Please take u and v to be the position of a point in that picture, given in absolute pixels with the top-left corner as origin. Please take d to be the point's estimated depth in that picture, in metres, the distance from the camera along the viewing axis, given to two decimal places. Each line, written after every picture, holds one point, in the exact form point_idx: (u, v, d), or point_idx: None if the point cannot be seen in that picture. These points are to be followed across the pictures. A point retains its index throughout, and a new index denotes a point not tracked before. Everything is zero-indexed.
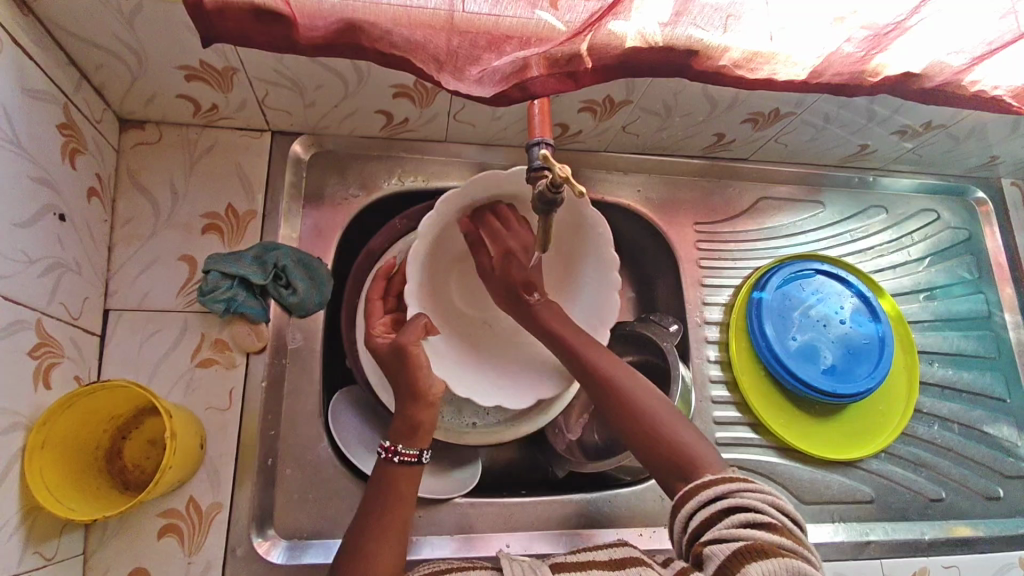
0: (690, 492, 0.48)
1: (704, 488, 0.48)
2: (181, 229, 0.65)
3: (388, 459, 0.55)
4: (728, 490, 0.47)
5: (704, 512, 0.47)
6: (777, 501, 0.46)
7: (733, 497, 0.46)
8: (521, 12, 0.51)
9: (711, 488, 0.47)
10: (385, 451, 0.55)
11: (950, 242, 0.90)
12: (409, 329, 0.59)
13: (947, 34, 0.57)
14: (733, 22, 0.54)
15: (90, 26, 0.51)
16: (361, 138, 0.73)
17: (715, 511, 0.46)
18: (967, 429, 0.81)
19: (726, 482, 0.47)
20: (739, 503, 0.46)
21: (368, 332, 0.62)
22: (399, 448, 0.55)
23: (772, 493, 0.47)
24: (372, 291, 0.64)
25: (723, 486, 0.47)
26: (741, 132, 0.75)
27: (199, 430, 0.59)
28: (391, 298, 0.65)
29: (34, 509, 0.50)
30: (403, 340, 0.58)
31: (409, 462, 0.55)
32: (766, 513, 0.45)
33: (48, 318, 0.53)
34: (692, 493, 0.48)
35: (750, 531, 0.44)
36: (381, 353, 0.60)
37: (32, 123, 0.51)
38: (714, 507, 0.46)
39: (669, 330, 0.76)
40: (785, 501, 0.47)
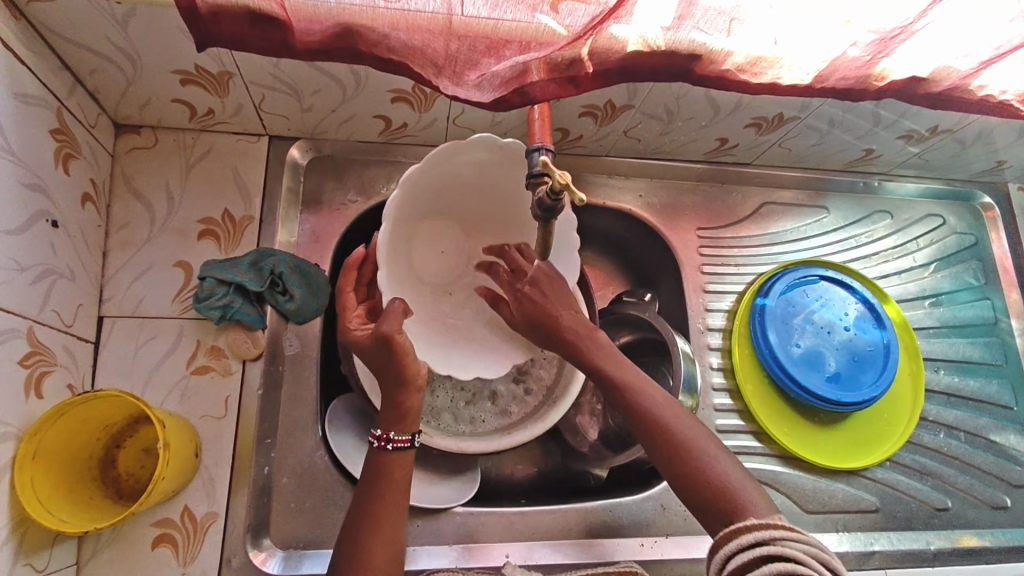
0: (729, 535, 0.44)
1: (743, 535, 0.43)
2: (177, 235, 0.64)
3: (381, 448, 0.54)
4: (770, 537, 0.42)
5: (742, 557, 0.42)
6: (822, 554, 0.41)
7: (774, 548, 0.41)
8: (521, 16, 0.50)
9: (753, 533, 0.43)
10: (378, 439, 0.54)
11: (956, 248, 0.88)
12: (387, 317, 0.55)
13: (955, 38, 0.56)
14: (737, 25, 0.53)
15: (84, 31, 0.51)
16: (360, 142, 0.72)
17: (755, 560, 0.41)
18: (972, 437, 0.80)
19: (769, 528, 0.42)
20: (779, 555, 0.41)
21: (344, 326, 0.58)
22: (391, 435, 0.55)
23: (818, 545, 0.42)
24: (347, 280, 0.59)
25: (764, 532, 0.42)
26: (745, 136, 0.74)
27: (193, 438, 0.58)
28: (364, 287, 0.61)
29: (25, 520, 0.49)
30: (384, 329, 0.54)
31: (402, 448, 0.55)
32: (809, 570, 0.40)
33: (40, 326, 0.52)
34: (730, 536, 0.44)
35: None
36: (362, 346, 0.56)
37: (24, 129, 0.50)
38: (752, 553, 0.42)
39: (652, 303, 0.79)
40: (832, 554, 0.42)
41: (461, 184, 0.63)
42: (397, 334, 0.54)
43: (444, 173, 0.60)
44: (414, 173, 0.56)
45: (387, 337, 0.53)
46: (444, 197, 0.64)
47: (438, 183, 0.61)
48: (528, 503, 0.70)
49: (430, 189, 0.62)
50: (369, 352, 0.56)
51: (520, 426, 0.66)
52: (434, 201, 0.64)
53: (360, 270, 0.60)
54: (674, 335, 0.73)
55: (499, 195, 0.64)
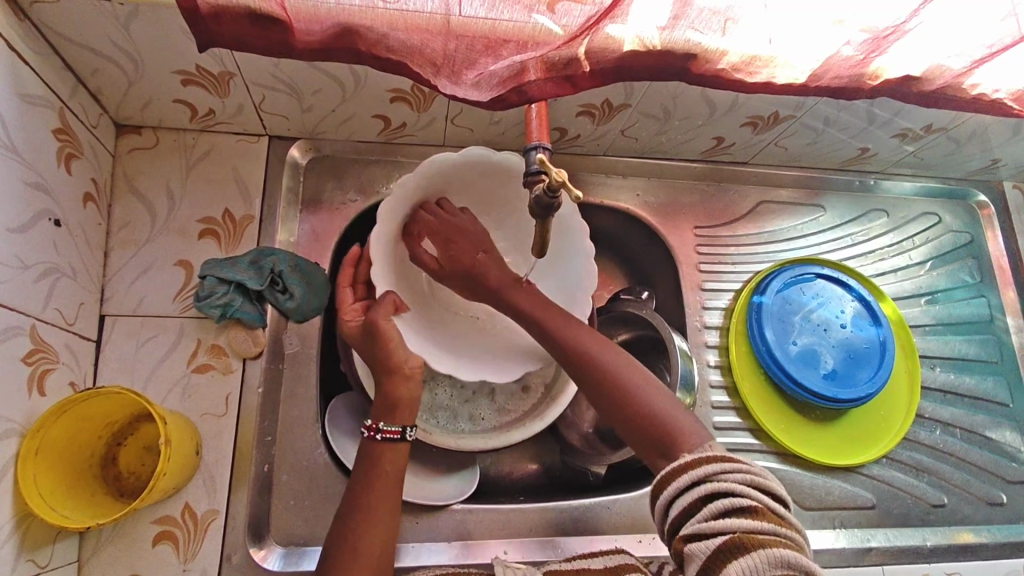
0: (669, 475, 0.46)
1: (681, 472, 0.45)
2: (178, 234, 0.65)
3: (370, 438, 0.55)
4: (706, 474, 0.44)
5: (684, 498, 0.44)
6: (755, 479, 0.44)
7: (712, 483, 0.44)
8: (517, 16, 0.51)
9: (690, 472, 0.44)
10: (368, 430, 0.55)
11: (952, 245, 0.89)
12: (376, 306, 0.58)
13: (947, 37, 0.57)
14: (731, 25, 0.54)
15: (86, 32, 0.51)
16: (360, 142, 0.73)
17: (696, 498, 0.43)
18: (968, 434, 0.81)
19: (705, 463, 0.44)
20: (717, 490, 0.43)
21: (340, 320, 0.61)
22: (380, 426, 0.55)
23: (751, 470, 0.44)
24: (342, 275, 0.62)
25: (702, 469, 0.44)
26: (741, 135, 0.75)
27: (194, 436, 0.58)
28: (361, 285, 0.63)
29: (28, 515, 0.49)
30: (373, 317, 0.58)
31: (392, 439, 0.55)
32: (746, 496, 0.42)
33: (43, 324, 0.53)
34: (670, 478, 0.45)
35: (726, 521, 0.41)
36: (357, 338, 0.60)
37: (27, 128, 0.51)
38: (692, 495, 0.44)
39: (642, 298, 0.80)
40: (763, 476, 0.44)
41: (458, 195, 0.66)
42: (384, 321, 0.58)
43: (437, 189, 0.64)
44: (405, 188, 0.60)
45: (373, 323, 0.57)
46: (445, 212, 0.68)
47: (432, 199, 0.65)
48: (527, 500, 0.71)
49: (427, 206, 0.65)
50: (358, 339, 0.60)
51: (518, 424, 0.67)
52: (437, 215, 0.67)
53: (358, 269, 0.62)
54: (672, 332, 0.73)
55: (493, 200, 0.67)
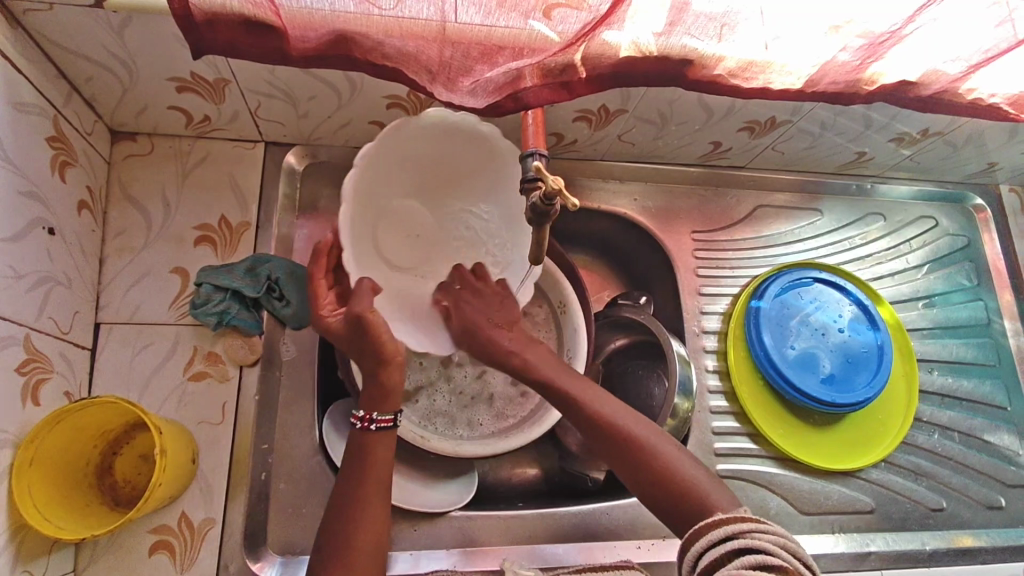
0: (700, 530, 0.47)
1: (715, 527, 0.47)
2: (173, 242, 0.65)
3: (365, 428, 0.56)
4: (740, 530, 0.45)
5: (713, 552, 0.45)
6: (789, 544, 0.44)
7: (744, 538, 0.45)
8: (514, 23, 0.51)
9: (723, 528, 0.46)
10: (362, 420, 0.56)
11: (949, 249, 0.89)
12: (357, 297, 0.55)
13: (943, 43, 0.57)
14: (728, 31, 0.54)
15: (80, 39, 0.51)
16: (357, 148, 0.73)
17: (725, 551, 0.45)
18: (967, 437, 0.81)
19: (739, 521, 0.46)
20: (749, 544, 0.44)
21: (315, 313, 0.58)
22: (374, 415, 0.56)
23: (785, 536, 0.45)
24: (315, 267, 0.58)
25: (736, 525, 0.46)
26: (738, 140, 0.75)
27: (190, 444, 0.58)
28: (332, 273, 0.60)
29: (22, 526, 0.49)
30: (357, 309, 0.54)
31: (386, 427, 0.57)
32: (777, 555, 0.43)
33: (37, 333, 0.52)
34: (703, 531, 0.47)
35: (755, 574, 0.42)
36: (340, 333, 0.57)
37: (20, 136, 0.51)
38: (723, 549, 0.45)
39: (641, 302, 0.79)
40: (797, 541, 0.45)
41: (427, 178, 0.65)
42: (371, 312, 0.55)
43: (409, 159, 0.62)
44: (374, 143, 0.57)
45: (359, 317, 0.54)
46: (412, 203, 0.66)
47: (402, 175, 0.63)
48: (526, 507, 0.71)
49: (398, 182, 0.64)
50: (342, 336, 0.57)
51: (515, 430, 0.67)
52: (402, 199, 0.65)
53: (331, 255, 0.58)
54: (670, 338, 0.73)
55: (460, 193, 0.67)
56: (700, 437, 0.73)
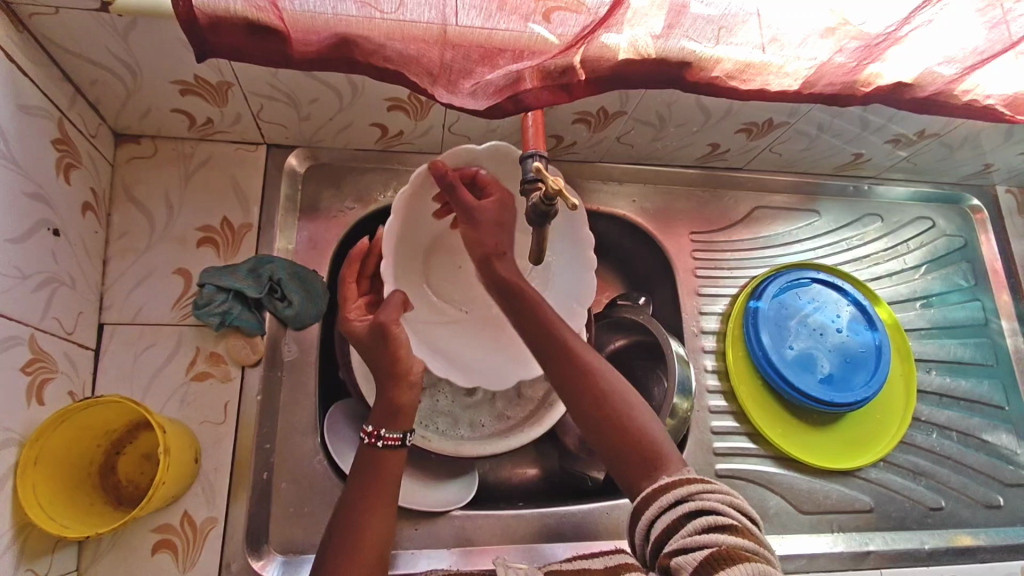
0: (650, 496, 0.46)
1: (665, 490, 0.45)
2: (176, 243, 0.65)
3: (372, 444, 0.55)
4: (688, 493, 0.45)
5: (664, 517, 0.44)
6: (734, 500, 0.45)
7: (693, 500, 0.44)
8: (514, 26, 0.51)
9: (672, 491, 0.45)
10: (369, 436, 0.55)
11: (946, 250, 0.90)
12: (385, 308, 0.59)
13: (938, 45, 0.57)
14: (725, 34, 0.54)
15: (87, 43, 0.52)
16: (358, 150, 0.73)
17: (677, 515, 0.44)
18: (965, 437, 0.81)
19: (686, 483, 0.45)
20: (700, 506, 0.43)
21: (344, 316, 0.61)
22: (382, 432, 0.55)
23: (729, 492, 0.45)
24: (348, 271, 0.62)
25: (683, 487, 0.45)
26: (735, 141, 0.75)
27: (193, 444, 0.58)
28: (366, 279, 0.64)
29: (27, 524, 0.49)
30: (383, 319, 0.58)
31: (393, 446, 0.55)
32: (727, 515, 0.43)
33: (42, 334, 0.53)
34: (652, 496, 0.46)
35: (712, 536, 0.41)
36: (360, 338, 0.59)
37: (26, 138, 0.51)
38: (674, 512, 0.44)
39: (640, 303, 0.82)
40: (741, 498, 0.45)
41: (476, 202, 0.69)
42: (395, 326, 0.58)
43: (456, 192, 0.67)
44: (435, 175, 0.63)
45: (384, 326, 0.57)
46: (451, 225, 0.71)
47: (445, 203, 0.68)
48: (526, 506, 0.71)
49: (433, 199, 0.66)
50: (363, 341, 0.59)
51: (516, 430, 0.67)
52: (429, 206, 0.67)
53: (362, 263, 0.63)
54: (669, 337, 0.74)
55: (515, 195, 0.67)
56: (700, 436, 0.74)
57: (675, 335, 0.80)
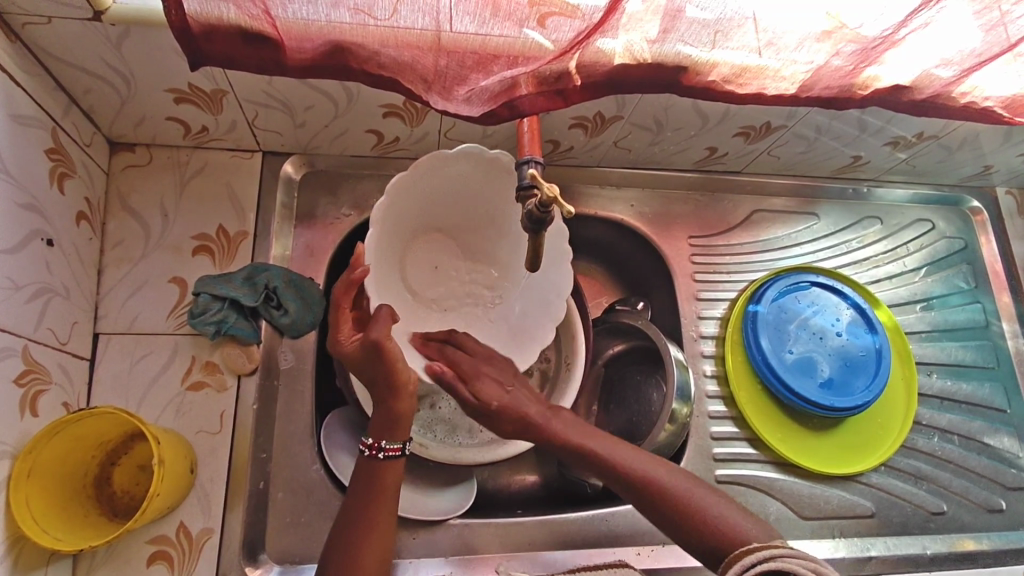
0: (735, 558, 0.50)
1: (746, 554, 0.49)
2: (171, 252, 0.65)
3: (372, 456, 0.56)
4: (769, 555, 0.48)
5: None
6: (818, 568, 0.46)
7: (773, 562, 0.47)
8: (508, 31, 0.51)
9: (755, 553, 0.49)
10: (369, 448, 0.57)
11: (946, 252, 0.89)
12: (376, 322, 0.55)
13: (936, 47, 0.57)
14: (721, 38, 0.54)
15: (79, 53, 0.51)
16: (353, 157, 0.73)
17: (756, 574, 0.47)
18: (966, 441, 0.80)
19: (772, 548, 0.48)
20: (778, 567, 0.47)
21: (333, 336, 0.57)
22: (382, 444, 0.57)
23: (817, 561, 0.47)
24: (343, 299, 0.56)
25: (766, 551, 0.48)
26: (734, 145, 0.75)
27: (188, 454, 0.58)
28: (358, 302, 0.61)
29: (20, 538, 0.49)
30: (375, 335, 0.54)
31: (393, 457, 0.57)
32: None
33: (35, 344, 0.53)
34: (735, 558, 0.50)
35: None
36: (355, 359, 0.56)
37: (19, 149, 0.51)
38: (755, 570, 0.48)
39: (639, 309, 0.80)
40: (828, 568, 0.47)
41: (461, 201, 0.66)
42: (389, 339, 0.55)
43: (438, 190, 0.64)
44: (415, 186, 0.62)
45: (379, 343, 0.54)
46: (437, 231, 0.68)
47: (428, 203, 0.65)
48: (526, 514, 0.71)
49: (413, 195, 0.63)
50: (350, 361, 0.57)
51: None
52: (411, 204, 0.63)
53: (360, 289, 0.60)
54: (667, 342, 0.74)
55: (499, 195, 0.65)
56: (698, 441, 0.73)
57: (674, 340, 0.80)
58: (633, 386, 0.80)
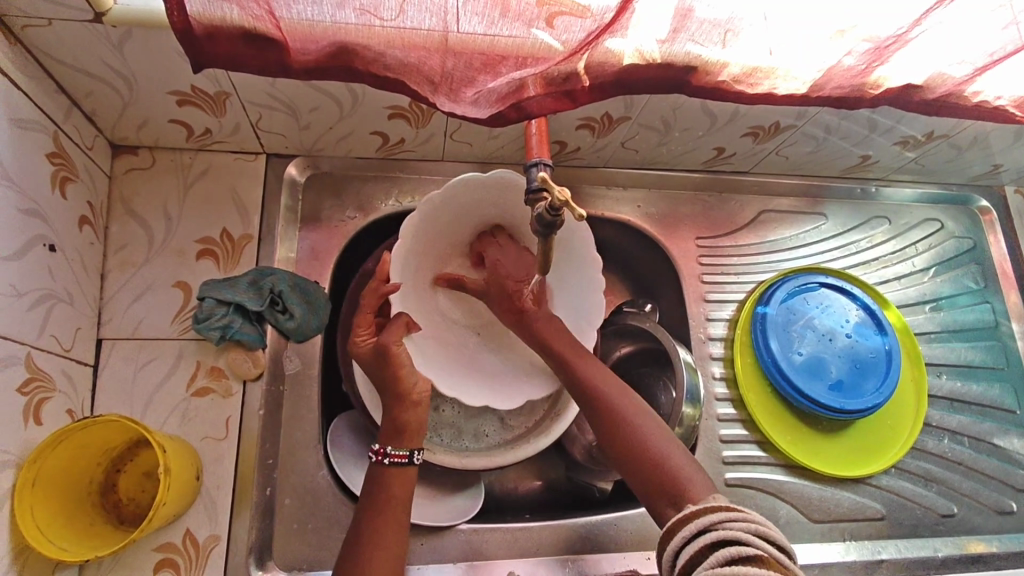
0: (678, 524, 0.46)
1: (692, 518, 0.46)
2: (175, 256, 0.64)
3: (378, 461, 0.57)
4: (714, 522, 0.44)
5: (690, 548, 0.44)
6: (764, 530, 0.43)
7: (718, 530, 0.43)
8: (517, 32, 0.50)
9: (698, 520, 0.45)
10: (375, 454, 0.57)
11: (955, 251, 0.88)
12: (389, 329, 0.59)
13: (950, 46, 0.56)
14: (732, 37, 0.53)
15: (80, 55, 0.51)
16: (359, 159, 0.72)
17: (703, 544, 0.43)
18: (976, 442, 0.80)
19: (712, 512, 0.45)
20: (724, 536, 0.42)
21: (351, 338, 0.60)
22: (388, 450, 0.57)
23: (759, 522, 0.43)
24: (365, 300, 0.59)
25: (708, 518, 0.44)
26: (742, 145, 0.74)
27: (194, 460, 0.57)
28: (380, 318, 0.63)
29: (25, 548, 0.48)
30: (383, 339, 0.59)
31: (400, 463, 0.57)
32: (751, 544, 0.42)
33: (38, 351, 0.52)
34: (678, 528, 0.46)
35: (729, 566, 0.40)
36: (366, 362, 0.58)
37: (19, 153, 0.50)
38: (699, 542, 0.44)
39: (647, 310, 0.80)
40: (773, 530, 0.43)
41: (484, 211, 0.65)
42: (395, 344, 0.59)
43: (465, 207, 0.63)
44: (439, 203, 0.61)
45: (384, 346, 0.58)
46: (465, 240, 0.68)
47: (450, 220, 0.64)
48: (534, 518, 0.70)
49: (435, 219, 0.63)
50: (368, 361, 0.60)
51: (522, 440, 0.67)
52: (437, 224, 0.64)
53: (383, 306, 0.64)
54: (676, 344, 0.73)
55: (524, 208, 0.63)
56: (708, 445, 0.73)
57: (682, 342, 0.79)
58: (641, 389, 0.79)
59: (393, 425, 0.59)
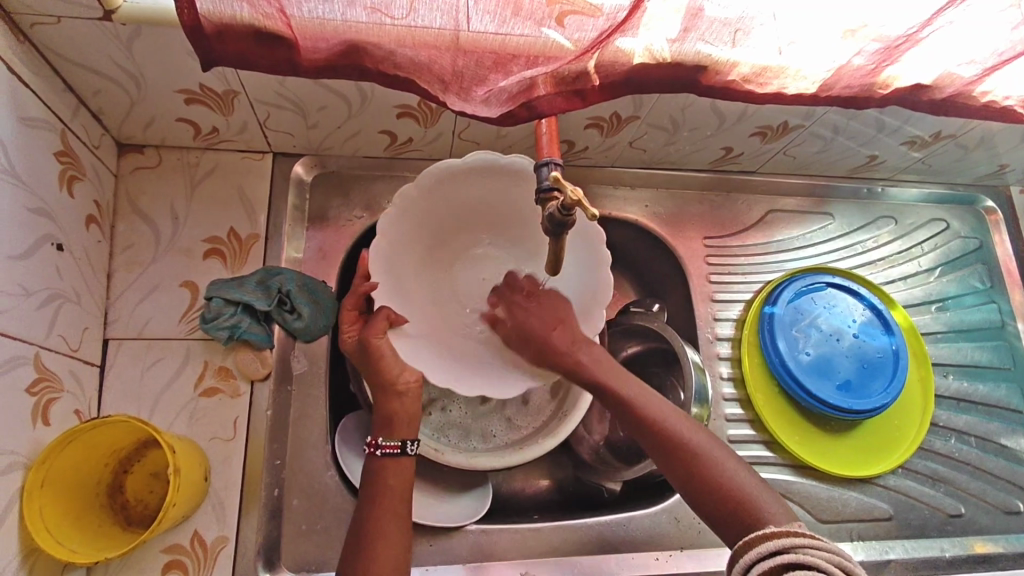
0: (752, 542, 0.48)
1: (766, 539, 0.47)
2: (182, 255, 0.64)
3: (371, 453, 0.57)
4: (788, 545, 0.45)
5: (763, 564, 0.46)
6: (846, 563, 0.44)
7: (793, 553, 0.45)
8: (528, 31, 0.50)
9: (776, 541, 0.46)
10: (368, 446, 0.57)
11: (961, 251, 0.88)
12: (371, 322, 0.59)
13: (959, 46, 0.56)
14: (742, 36, 0.53)
15: (89, 53, 0.50)
16: (366, 158, 0.72)
17: (775, 564, 0.45)
18: (983, 442, 0.80)
19: (790, 536, 0.46)
20: (800, 559, 0.44)
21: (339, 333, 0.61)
22: (380, 442, 0.57)
23: (842, 554, 0.44)
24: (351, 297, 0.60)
25: (783, 540, 0.46)
26: (750, 145, 0.74)
27: (202, 460, 0.57)
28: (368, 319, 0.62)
29: (34, 549, 0.48)
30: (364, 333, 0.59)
31: (393, 454, 0.57)
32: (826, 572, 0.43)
33: (47, 351, 0.52)
34: (753, 544, 0.48)
35: None
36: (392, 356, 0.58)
37: (29, 152, 0.50)
38: (773, 562, 0.45)
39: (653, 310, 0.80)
40: (853, 561, 0.44)
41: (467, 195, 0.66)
42: (374, 338, 0.59)
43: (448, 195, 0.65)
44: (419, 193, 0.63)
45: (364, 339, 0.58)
46: (472, 213, 0.68)
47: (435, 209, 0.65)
48: (542, 519, 0.70)
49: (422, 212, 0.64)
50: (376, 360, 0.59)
51: (530, 440, 0.66)
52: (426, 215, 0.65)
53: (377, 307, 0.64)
54: (685, 345, 0.73)
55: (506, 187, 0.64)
56: None
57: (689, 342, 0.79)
58: None
59: (404, 420, 0.59)
